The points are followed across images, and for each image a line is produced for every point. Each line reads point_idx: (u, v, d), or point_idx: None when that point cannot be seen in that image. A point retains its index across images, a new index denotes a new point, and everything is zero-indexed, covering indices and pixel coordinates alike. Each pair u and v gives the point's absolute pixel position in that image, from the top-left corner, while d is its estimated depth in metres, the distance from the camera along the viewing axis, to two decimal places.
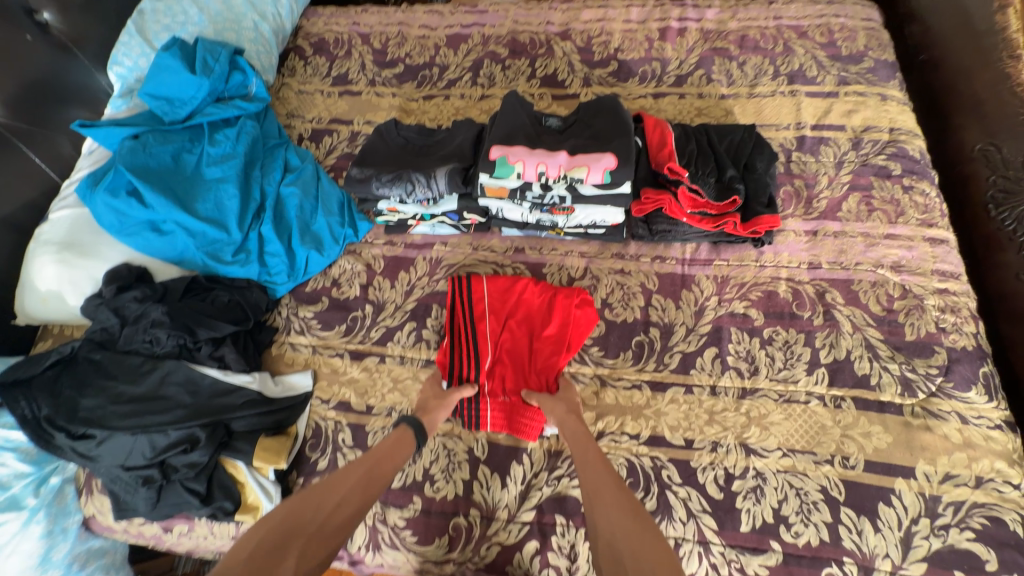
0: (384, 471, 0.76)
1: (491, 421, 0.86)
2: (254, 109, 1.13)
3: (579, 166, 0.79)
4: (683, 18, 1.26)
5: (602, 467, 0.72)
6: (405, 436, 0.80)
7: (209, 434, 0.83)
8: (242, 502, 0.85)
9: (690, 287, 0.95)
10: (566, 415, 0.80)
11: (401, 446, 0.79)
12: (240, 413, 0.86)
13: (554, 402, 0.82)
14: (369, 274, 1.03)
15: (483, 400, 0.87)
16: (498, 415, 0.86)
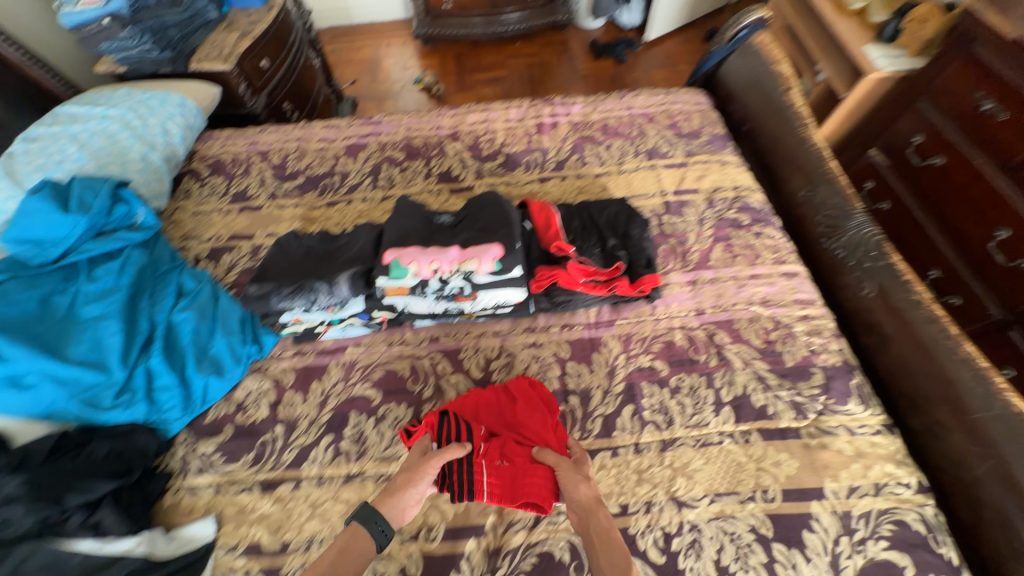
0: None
1: (490, 491, 0.76)
2: (141, 238, 1.09)
3: (469, 259, 0.85)
4: (554, 114, 1.47)
5: (598, 536, 0.66)
6: (361, 529, 0.68)
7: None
8: None
9: (599, 349, 1.00)
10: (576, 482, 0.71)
11: (356, 545, 0.67)
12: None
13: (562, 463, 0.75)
14: (277, 391, 0.97)
15: (478, 461, 0.78)
16: (496, 483, 0.76)
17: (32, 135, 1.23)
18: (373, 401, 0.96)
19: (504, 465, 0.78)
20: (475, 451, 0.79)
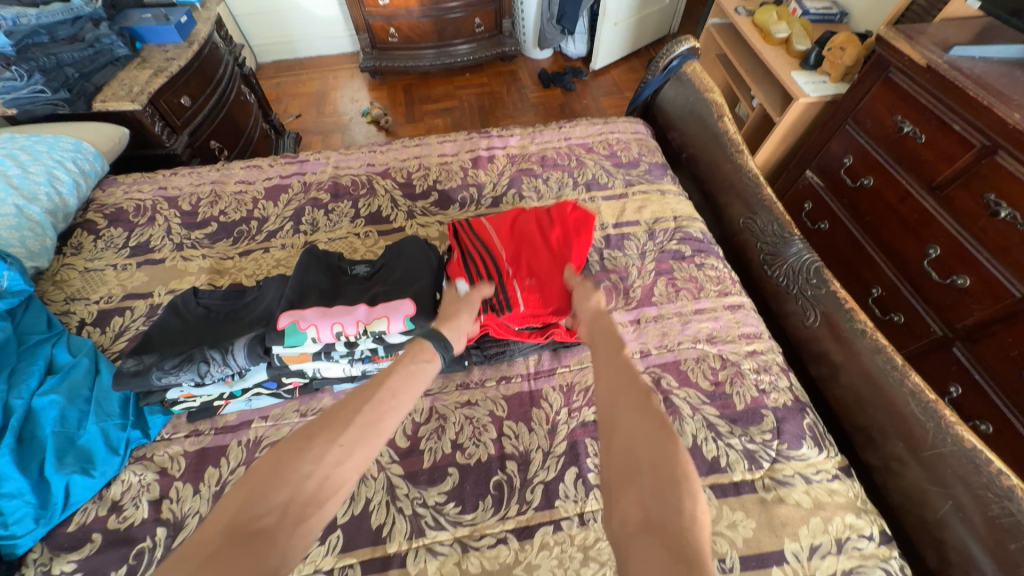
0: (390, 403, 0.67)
1: (524, 304, 0.90)
2: (3, 307, 0.94)
3: (378, 318, 0.75)
4: (491, 147, 1.42)
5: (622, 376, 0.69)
6: (422, 350, 0.73)
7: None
8: None
9: (539, 403, 0.92)
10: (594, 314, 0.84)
11: (417, 366, 0.72)
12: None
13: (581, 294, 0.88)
14: (164, 484, 0.83)
15: (510, 284, 0.92)
16: (528, 296, 0.91)
17: None
18: None
19: (531, 282, 0.93)
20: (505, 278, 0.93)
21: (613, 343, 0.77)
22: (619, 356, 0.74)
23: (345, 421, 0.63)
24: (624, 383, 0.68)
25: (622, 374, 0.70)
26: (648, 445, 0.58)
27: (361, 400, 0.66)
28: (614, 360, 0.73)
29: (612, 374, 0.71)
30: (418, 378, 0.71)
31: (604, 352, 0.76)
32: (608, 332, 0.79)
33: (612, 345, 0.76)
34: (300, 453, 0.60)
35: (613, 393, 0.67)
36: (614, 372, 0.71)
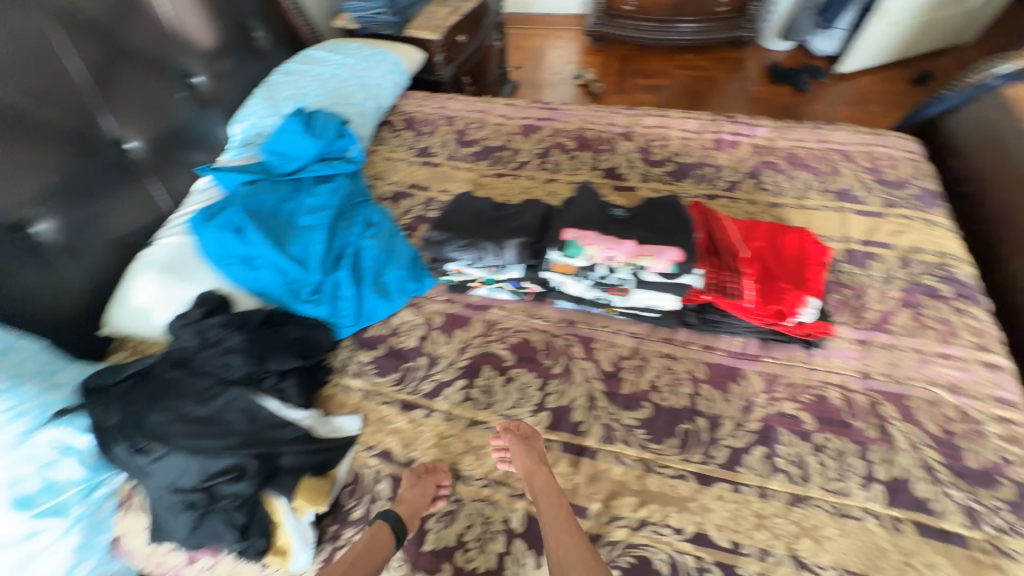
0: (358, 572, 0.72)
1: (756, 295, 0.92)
2: (350, 170, 1.30)
3: (647, 254, 0.86)
4: (736, 133, 1.41)
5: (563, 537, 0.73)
6: (381, 533, 0.78)
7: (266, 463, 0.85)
8: (274, 544, 0.82)
9: (738, 380, 0.96)
10: (535, 464, 0.83)
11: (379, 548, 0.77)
12: (290, 450, 0.87)
13: (528, 445, 0.86)
14: (427, 327, 1.09)
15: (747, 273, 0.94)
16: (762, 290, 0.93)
17: (289, 69, 1.52)
18: (505, 361, 1.03)
19: (767, 278, 0.95)
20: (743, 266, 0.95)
21: (566, 510, 0.78)
22: (566, 526, 0.75)
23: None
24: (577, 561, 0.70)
25: (575, 545, 0.71)
26: None
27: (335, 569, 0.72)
28: (557, 531, 0.74)
29: (565, 537, 0.73)
30: (371, 555, 0.75)
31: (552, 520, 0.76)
32: (554, 495, 0.80)
33: (554, 518, 0.76)
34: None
35: (568, 569, 0.69)
36: (558, 547, 0.72)
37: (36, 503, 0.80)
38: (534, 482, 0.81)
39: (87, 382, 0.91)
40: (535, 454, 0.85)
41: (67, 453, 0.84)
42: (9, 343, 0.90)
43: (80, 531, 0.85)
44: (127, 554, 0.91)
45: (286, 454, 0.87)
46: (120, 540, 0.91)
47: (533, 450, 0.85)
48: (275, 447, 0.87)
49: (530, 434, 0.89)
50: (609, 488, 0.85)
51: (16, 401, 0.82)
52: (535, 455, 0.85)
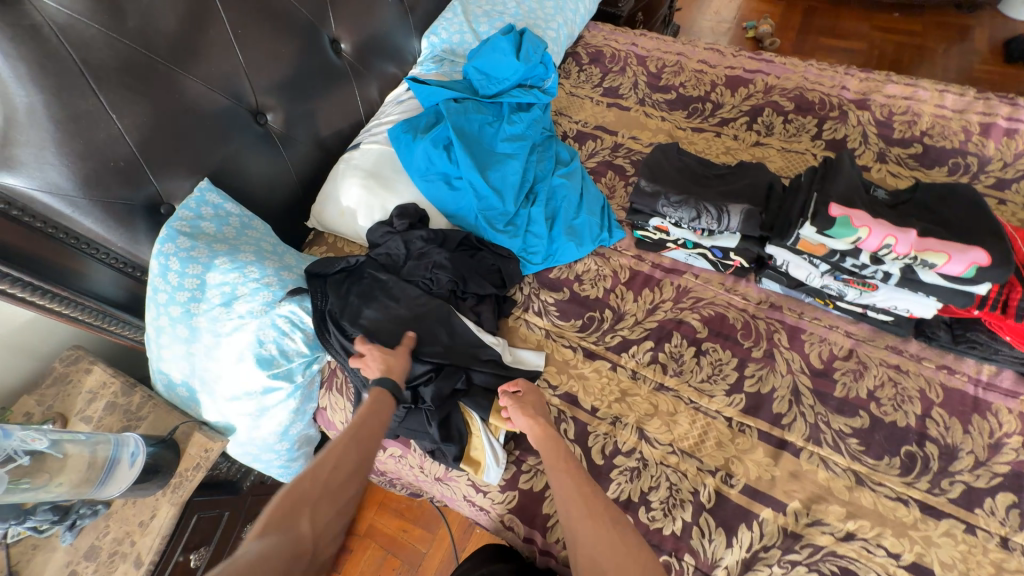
0: (370, 429, 0.74)
1: None
2: (546, 101, 1.22)
3: (935, 251, 0.71)
4: (1014, 118, 1.13)
5: (567, 488, 0.71)
6: (381, 398, 0.78)
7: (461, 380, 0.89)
8: (465, 453, 0.86)
9: (984, 414, 0.83)
10: (536, 423, 0.81)
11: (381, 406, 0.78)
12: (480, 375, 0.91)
13: (528, 409, 0.83)
14: (613, 281, 1.05)
15: None
16: None
17: None
18: (697, 333, 0.97)
19: None
20: None
21: (569, 461, 0.75)
22: (569, 477, 0.72)
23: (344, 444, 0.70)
24: (582, 509, 0.68)
25: (579, 495, 0.69)
26: (618, 559, 0.63)
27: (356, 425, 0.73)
28: (561, 482, 0.72)
29: (565, 479, 0.72)
30: (380, 414, 0.77)
31: (556, 471, 0.74)
32: (558, 449, 0.77)
33: (556, 472, 0.74)
34: (326, 466, 0.67)
35: (573, 519, 0.68)
36: (568, 494, 0.70)
37: (275, 364, 0.92)
38: (538, 442, 0.79)
39: (309, 268, 0.99)
40: (538, 416, 0.82)
41: (296, 328, 0.94)
42: (251, 220, 1.01)
43: (297, 398, 0.96)
44: (325, 423, 1.04)
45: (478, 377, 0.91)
46: (321, 411, 1.02)
47: (529, 407, 0.84)
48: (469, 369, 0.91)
49: (523, 396, 0.86)
50: (812, 491, 0.79)
51: (262, 274, 0.93)
52: (536, 416, 0.82)
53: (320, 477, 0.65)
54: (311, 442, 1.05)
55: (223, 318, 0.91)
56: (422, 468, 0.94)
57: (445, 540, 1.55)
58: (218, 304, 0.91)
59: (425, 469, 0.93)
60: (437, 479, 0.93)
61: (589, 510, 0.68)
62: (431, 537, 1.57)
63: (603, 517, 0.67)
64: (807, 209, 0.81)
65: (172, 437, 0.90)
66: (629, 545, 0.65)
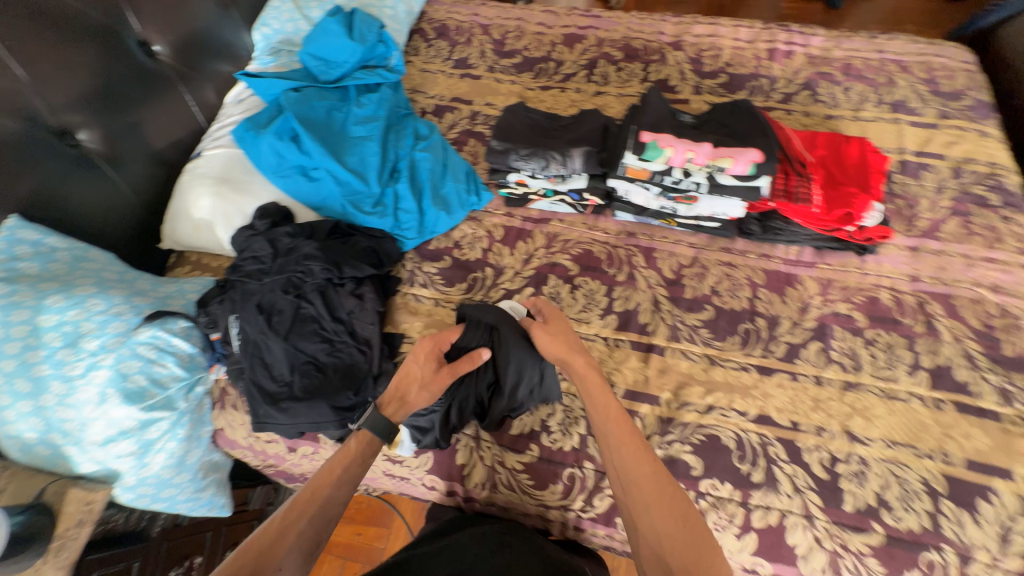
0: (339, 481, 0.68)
1: (820, 202, 0.95)
2: (394, 79, 1.23)
3: (724, 156, 0.87)
4: (789, 42, 1.35)
5: (630, 463, 0.65)
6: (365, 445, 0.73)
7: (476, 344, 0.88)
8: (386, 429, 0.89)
9: (794, 285, 1.01)
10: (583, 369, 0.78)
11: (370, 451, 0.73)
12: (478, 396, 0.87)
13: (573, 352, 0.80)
14: (489, 240, 1.11)
15: (811, 181, 0.96)
16: (825, 198, 0.95)
17: None
18: (570, 271, 1.06)
19: (829, 188, 0.97)
20: (806, 175, 0.97)
21: (631, 424, 0.70)
22: (628, 442, 0.67)
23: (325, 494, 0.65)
24: (641, 478, 0.64)
25: (643, 471, 0.64)
26: (681, 551, 0.57)
27: (343, 472, 0.68)
28: (616, 446, 0.67)
29: (627, 451, 0.66)
30: (372, 451, 0.73)
31: (613, 436, 0.68)
32: (620, 413, 0.71)
33: (614, 438, 0.68)
34: (300, 520, 0.62)
35: (632, 495, 0.63)
36: (621, 460, 0.66)
37: (148, 395, 0.86)
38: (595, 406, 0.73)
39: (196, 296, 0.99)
40: (595, 378, 0.76)
41: (166, 353, 0.90)
42: (85, 251, 0.92)
43: (186, 425, 0.92)
44: (226, 444, 1.00)
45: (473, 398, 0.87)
46: (219, 432, 0.99)
47: (569, 341, 0.82)
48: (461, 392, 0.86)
49: (573, 364, 0.79)
50: (678, 380, 0.93)
51: (109, 304, 0.86)
52: (593, 380, 0.76)
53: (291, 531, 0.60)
54: (218, 468, 1.02)
55: (70, 361, 0.82)
56: None
57: (401, 528, 1.56)
58: (61, 347, 0.82)
59: None
60: None
61: (649, 479, 0.64)
62: (387, 531, 1.57)
63: (669, 497, 0.62)
64: (625, 140, 0.93)
65: (39, 502, 0.77)
66: (696, 533, 0.59)
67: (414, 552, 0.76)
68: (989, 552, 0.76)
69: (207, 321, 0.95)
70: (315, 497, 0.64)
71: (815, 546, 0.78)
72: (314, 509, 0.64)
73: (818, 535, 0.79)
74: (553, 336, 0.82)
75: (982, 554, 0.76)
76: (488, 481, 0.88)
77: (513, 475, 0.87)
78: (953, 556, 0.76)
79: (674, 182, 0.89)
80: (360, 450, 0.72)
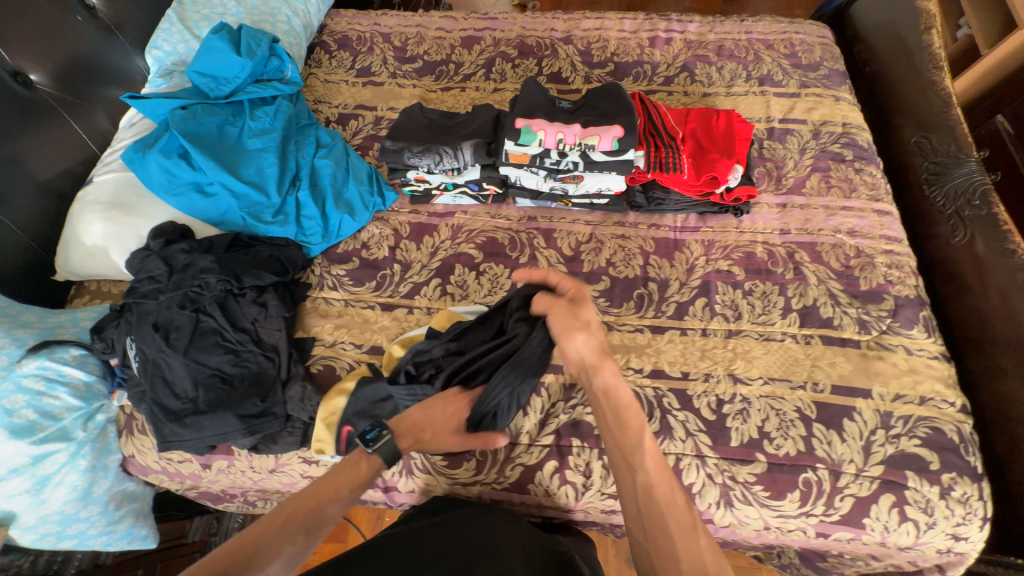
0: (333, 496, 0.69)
1: (688, 170, 1.04)
2: (290, 91, 1.24)
3: (591, 135, 0.98)
4: (669, 30, 1.46)
5: (655, 493, 0.65)
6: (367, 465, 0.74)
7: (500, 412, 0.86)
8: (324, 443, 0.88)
9: (682, 249, 1.09)
10: (617, 390, 0.74)
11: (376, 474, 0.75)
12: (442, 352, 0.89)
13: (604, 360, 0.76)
14: (396, 238, 1.13)
15: (680, 151, 1.05)
16: (692, 166, 1.04)
17: None
18: (475, 259, 1.10)
19: (697, 156, 1.06)
20: (676, 146, 1.06)
21: (662, 471, 0.67)
22: (658, 489, 0.65)
23: (323, 507, 0.68)
24: (672, 531, 0.62)
25: (673, 504, 0.64)
26: None
27: (350, 491, 0.71)
28: (641, 494, 0.65)
29: (655, 484, 0.66)
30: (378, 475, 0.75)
31: (642, 486, 0.66)
32: (652, 461, 0.67)
33: (646, 488, 0.66)
34: (292, 527, 0.65)
35: (658, 529, 0.62)
36: (645, 507, 0.65)
37: (39, 428, 0.83)
38: (614, 450, 0.70)
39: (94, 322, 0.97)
40: (617, 417, 0.72)
41: (57, 383, 0.87)
42: None
43: (88, 456, 0.88)
44: (140, 471, 0.97)
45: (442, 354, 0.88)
46: (130, 460, 0.95)
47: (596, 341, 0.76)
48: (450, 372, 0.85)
49: (602, 383, 0.75)
50: None
51: None
52: (612, 419, 0.72)
53: (280, 530, 0.64)
54: (136, 497, 0.98)
55: None
56: (252, 468, 0.93)
57: None
58: None
59: (256, 467, 0.93)
60: (271, 472, 0.93)
61: (680, 532, 0.62)
62: None
63: (694, 533, 0.62)
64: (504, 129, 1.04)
65: None
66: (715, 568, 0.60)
67: (413, 525, 0.77)
68: (855, 464, 0.85)
69: (102, 347, 0.93)
70: (315, 511, 0.67)
71: (708, 482, 0.86)
72: (312, 520, 0.66)
73: (709, 471, 0.86)
74: (588, 335, 0.76)
75: (849, 466, 0.85)
76: (404, 467, 0.91)
77: (427, 458, 0.90)
78: (825, 472, 0.85)
79: (552, 162, 1.00)
80: (367, 472, 0.74)
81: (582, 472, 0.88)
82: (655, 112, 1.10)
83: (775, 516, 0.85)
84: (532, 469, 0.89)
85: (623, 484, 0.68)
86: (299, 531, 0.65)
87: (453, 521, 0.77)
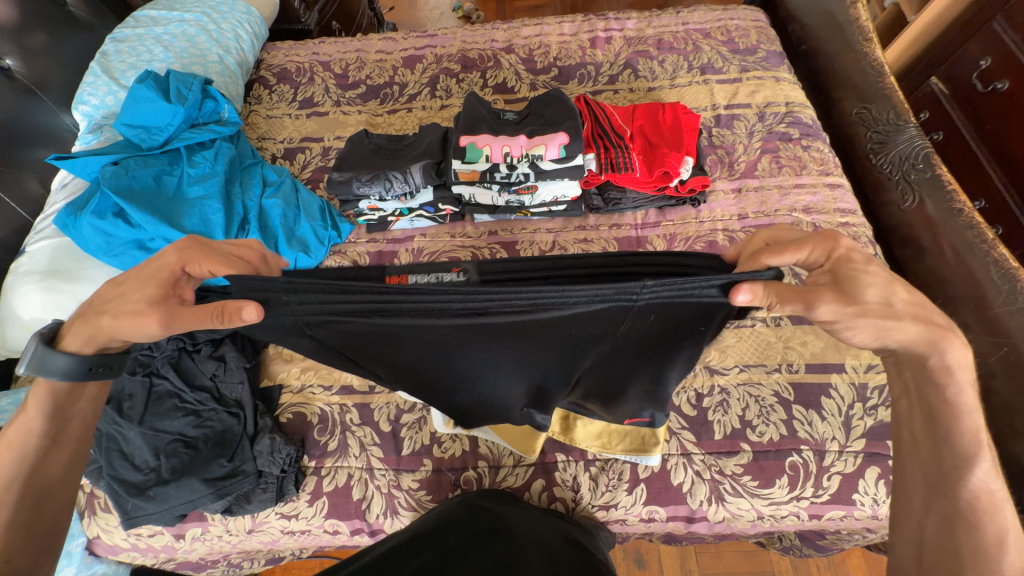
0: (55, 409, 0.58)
1: (640, 166, 1.03)
2: (228, 132, 1.20)
3: (537, 145, 0.99)
4: (608, 29, 1.46)
5: (959, 508, 0.51)
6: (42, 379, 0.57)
7: (654, 416, 0.79)
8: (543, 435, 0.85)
9: (645, 246, 1.08)
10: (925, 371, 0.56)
11: (61, 396, 0.59)
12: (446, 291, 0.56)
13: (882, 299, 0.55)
14: (356, 270, 1.11)
15: (630, 149, 1.04)
16: (643, 162, 1.04)
17: (119, 34, 1.32)
18: None
19: (647, 151, 1.06)
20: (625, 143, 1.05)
21: (984, 496, 0.51)
22: (977, 530, 0.50)
23: (16, 473, 0.54)
24: (963, 551, 0.50)
25: (968, 517, 0.50)
26: None
27: (41, 437, 0.56)
28: (932, 523, 0.53)
29: (952, 496, 0.52)
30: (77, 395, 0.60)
31: (932, 500, 0.54)
32: (974, 491, 0.51)
33: (943, 509, 0.52)
34: (3, 508, 0.53)
35: (930, 539, 0.52)
36: (932, 538, 0.52)
37: None
38: (902, 458, 0.58)
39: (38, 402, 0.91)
40: (930, 423, 0.55)
41: None
42: None
43: None
44: (107, 552, 0.93)
45: (452, 294, 0.56)
46: (96, 540, 0.90)
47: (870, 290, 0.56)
48: (549, 330, 0.61)
49: (931, 366, 0.55)
50: None
51: None
52: (922, 421, 0.56)
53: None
54: None
55: None
56: (229, 531, 0.89)
57: None
58: None
59: (233, 530, 0.89)
60: (250, 533, 0.89)
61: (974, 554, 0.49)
62: None
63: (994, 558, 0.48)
64: (450, 148, 1.04)
65: None
66: None
67: (503, 507, 0.75)
68: (837, 441, 0.85)
69: None
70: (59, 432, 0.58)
71: (697, 479, 0.85)
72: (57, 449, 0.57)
73: (697, 469, 0.85)
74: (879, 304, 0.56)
75: (833, 444, 0.85)
76: (388, 508, 0.87)
77: (411, 495, 0.87)
78: (810, 453, 0.84)
79: (502, 175, 1.00)
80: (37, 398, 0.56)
81: (571, 487, 0.86)
82: (601, 112, 1.10)
83: (768, 505, 0.84)
84: (519, 491, 0.87)
85: (899, 497, 0.57)
86: (20, 506, 0.54)
87: (532, 520, 0.73)
